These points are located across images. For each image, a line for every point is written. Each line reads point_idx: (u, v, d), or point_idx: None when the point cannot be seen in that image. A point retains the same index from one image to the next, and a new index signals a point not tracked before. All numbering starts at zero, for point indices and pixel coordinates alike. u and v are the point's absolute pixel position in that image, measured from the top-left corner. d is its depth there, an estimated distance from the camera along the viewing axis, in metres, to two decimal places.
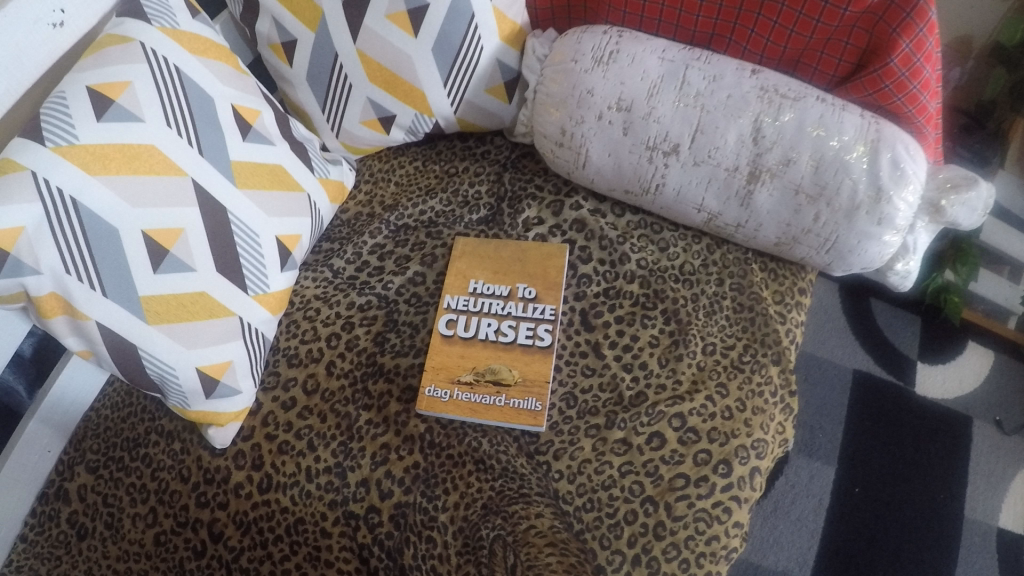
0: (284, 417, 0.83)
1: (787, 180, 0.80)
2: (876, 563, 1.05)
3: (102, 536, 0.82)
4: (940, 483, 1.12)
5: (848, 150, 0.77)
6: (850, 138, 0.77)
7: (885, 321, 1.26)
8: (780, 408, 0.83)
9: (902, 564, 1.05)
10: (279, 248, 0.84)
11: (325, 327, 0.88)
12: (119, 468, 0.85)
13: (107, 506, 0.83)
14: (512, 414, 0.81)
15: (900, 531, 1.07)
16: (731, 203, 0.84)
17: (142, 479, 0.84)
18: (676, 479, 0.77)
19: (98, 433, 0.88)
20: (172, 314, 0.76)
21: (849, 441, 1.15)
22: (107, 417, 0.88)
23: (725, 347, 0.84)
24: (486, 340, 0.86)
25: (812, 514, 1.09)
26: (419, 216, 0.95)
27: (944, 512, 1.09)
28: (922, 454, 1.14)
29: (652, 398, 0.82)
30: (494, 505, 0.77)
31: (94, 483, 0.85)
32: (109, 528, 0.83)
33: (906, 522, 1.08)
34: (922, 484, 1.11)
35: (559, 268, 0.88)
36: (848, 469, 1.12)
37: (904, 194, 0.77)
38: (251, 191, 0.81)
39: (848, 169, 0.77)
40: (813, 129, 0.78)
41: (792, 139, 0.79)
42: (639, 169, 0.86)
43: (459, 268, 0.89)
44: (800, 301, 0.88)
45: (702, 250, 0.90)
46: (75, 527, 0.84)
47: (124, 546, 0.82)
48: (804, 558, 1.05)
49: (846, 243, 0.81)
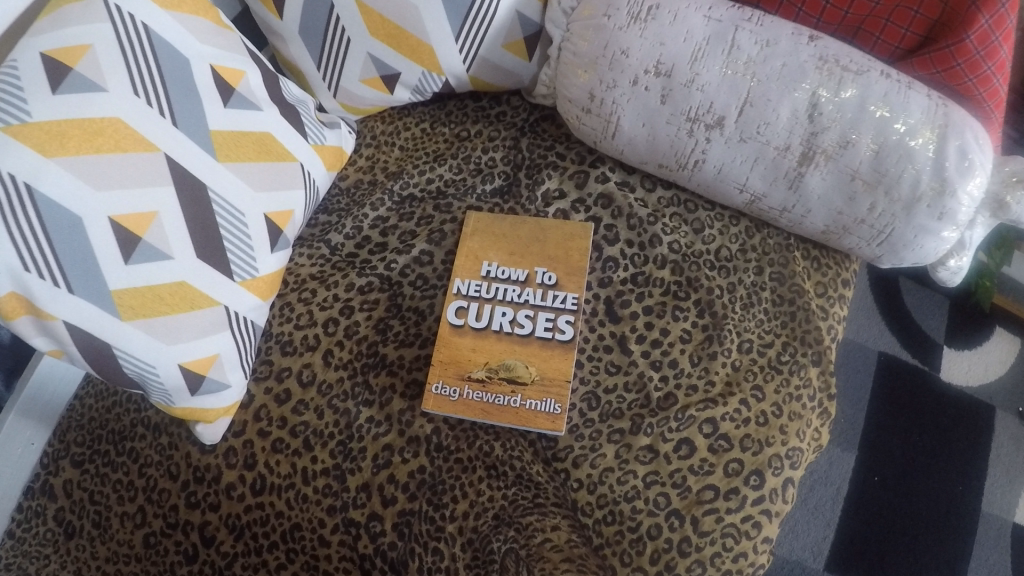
0: (278, 412, 0.76)
1: (843, 164, 0.70)
2: (893, 556, 1.00)
3: (91, 535, 0.77)
4: (960, 474, 1.06)
5: (913, 135, 0.68)
6: (916, 120, 0.68)
7: (911, 303, 1.19)
8: (817, 413, 0.76)
9: (920, 558, 1.00)
10: (268, 227, 0.76)
11: (321, 311, 0.80)
12: (105, 463, 0.79)
13: (94, 504, 0.78)
14: (529, 418, 0.74)
15: (918, 524, 1.02)
16: (779, 184, 0.74)
17: (128, 475, 0.78)
18: (704, 491, 0.71)
19: (83, 423, 0.82)
20: (148, 308, 0.67)
21: (870, 426, 1.09)
22: (92, 407, 0.83)
23: (762, 344, 0.77)
24: (500, 331, 0.78)
25: (831, 501, 1.04)
26: (427, 185, 0.86)
27: (964, 504, 1.04)
28: (944, 442, 1.08)
29: (682, 401, 0.75)
30: (506, 516, 0.71)
31: (79, 478, 0.80)
32: (96, 527, 0.77)
33: (925, 515, 1.03)
34: (942, 475, 1.06)
35: (582, 252, 0.80)
36: (868, 455, 1.06)
37: (969, 187, 0.68)
38: (235, 165, 0.72)
39: (912, 157, 0.68)
40: (876, 108, 0.69)
41: (852, 120, 0.69)
42: (677, 142, 0.76)
43: (471, 248, 0.81)
44: (843, 294, 0.80)
45: (740, 233, 0.81)
46: (62, 525, 0.79)
47: (113, 546, 0.77)
48: (819, 548, 1.01)
49: (904, 237, 0.72)
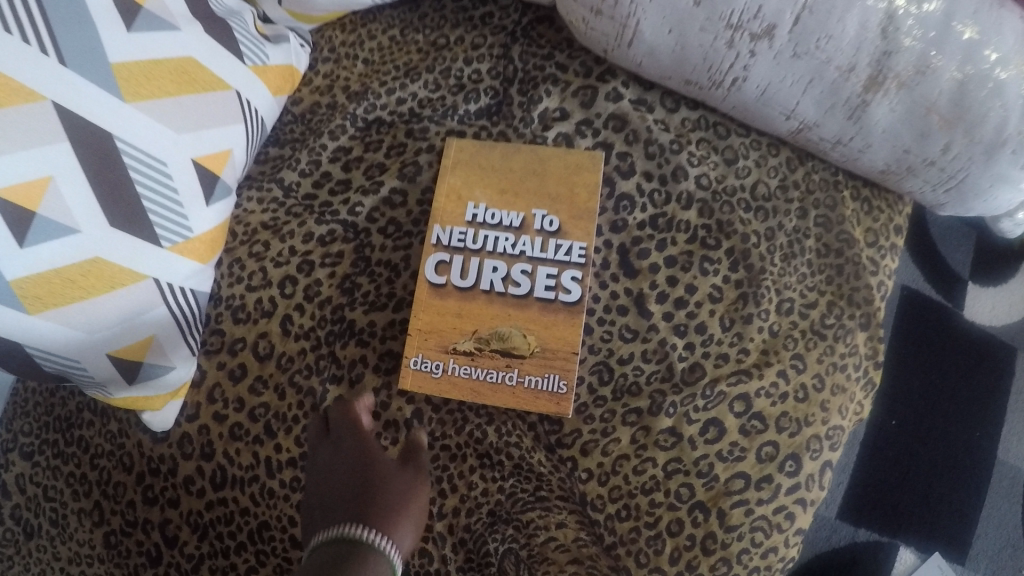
0: (234, 392, 0.65)
1: (919, 94, 0.57)
2: (905, 506, 0.90)
3: (51, 534, 0.68)
4: (979, 418, 0.93)
5: (1005, 65, 0.55)
6: (1010, 48, 0.55)
7: (936, 231, 1.00)
8: (861, 383, 0.66)
9: (934, 508, 0.90)
10: (200, 175, 0.61)
11: (276, 268, 0.66)
12: (55, 454, 0.69)
13: (49, 501, 0.69)
14: (528, 400, 0.62)
15: (935, 472, 0.91)
16: (836, 114, 0.61)
17: (80, 468, 0.68)
18: (733, 481, 0.61)
19: (29, 409, 0.72)
20: (60, 297, 0.55)
21: (890, 364, 0.94)
22: (36, 391, 0.72)
23: (805, 304, 0.65)
24: (490, 292, 0.64)
25: (847, 445, 0.92)
26: (397, 106, 0.69)
27: (985, 451, 0.92)
28: (968, 383, 0.94)
29: (711, 373, 0.63)
30: (503, 512, 0.62)
31: (30, 471, 0.70)
32: (54, 526, 0.68)
33: (941, 463, 0.91)
34: (962, 420, 0.93)
35: (592, 190, 0.66)
36: (886, 397, 0.93)
37: None
38: (151, 105, 0.57)
39: (1002, 93, 0.55)
40: (964, 28, 0.55)
41: (935, 39, 0.55)
42: (712, 54, 0.61)
43: (452, 186, 0.67)
44: (895, 243, 0.68)
45: (780, 165, 0.68)
46: (21, 525, 0.70)
47: (74, 547, 0.67)
48: (831, 496, 0.90)
49: (979, 182, 0.61)
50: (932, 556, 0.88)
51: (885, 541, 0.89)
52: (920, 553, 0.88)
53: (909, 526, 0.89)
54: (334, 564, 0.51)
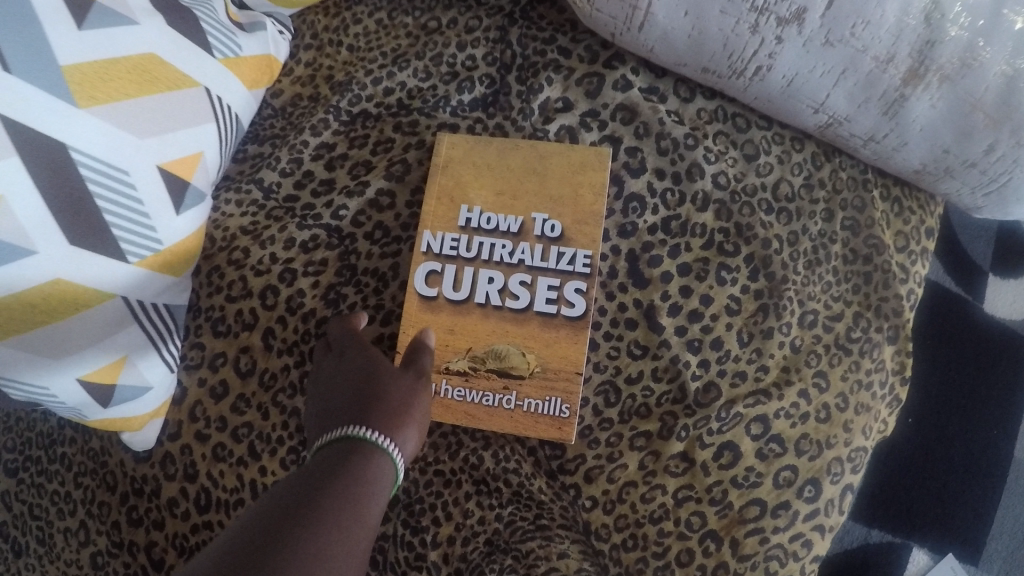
0: (215, 411, 0.60)
1: (963, 90, 0.51)
2: (919, 505, 0.82)
3: (37, 554, 0.63)
4: (1001, 414, 0.84)
5: None
6: None
7: (955, 220, 0.90)
8: (886, 401, 0.60)
9: (949, 508, 0.82)
10: (167, 181, 0.56)
11: (257, 277, 0.60)
12: (38, 472, 0.64)
13: (34, 520, 0.63)
14: (527, 424, 0.58)
15: (951, 471, 0.82)
16: (869, 109, 0.54)
17: (65, 486, 0.63)
18: (748, 508, 0.56)
19: (7, 423, 0.66)
20: (18, 321, 0.51)
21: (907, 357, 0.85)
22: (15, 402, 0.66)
23: (829, 317, 0.60)
24: (486, 306, 0.59)
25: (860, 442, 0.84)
26: (384, 97, 0.64)
27: (1005, 449, 0.83)
28: (988, 379, 0.84)
29: (727, 394, 0.58)
30: (501, 541, 0.57)
31: (16, 489, 0.65)
32: (41, 545, 0.63)
33: (957, 461, 0.83)
34: (981, 416, 0.84)
35: (597, 192, 0.60)
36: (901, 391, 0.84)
37: None
38: (110, 108, 0.52)
39: None
40: (1015, 18, 0.48)
41: (985, 28, 0.49)
42: (733, 40, 0.54)
43: (444, 186, 0.61)
44: (926, 246, 0.62)
45: (805, 161, 0.61)
46: (7, 542, 0.64)
47: (61, 567, 0.62)
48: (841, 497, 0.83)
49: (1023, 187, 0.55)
50: (945, 557, 0.81)
51: (898, 541, 0.81)
52: (934, 554, 0.81)
53: (924, 526, 0.81)
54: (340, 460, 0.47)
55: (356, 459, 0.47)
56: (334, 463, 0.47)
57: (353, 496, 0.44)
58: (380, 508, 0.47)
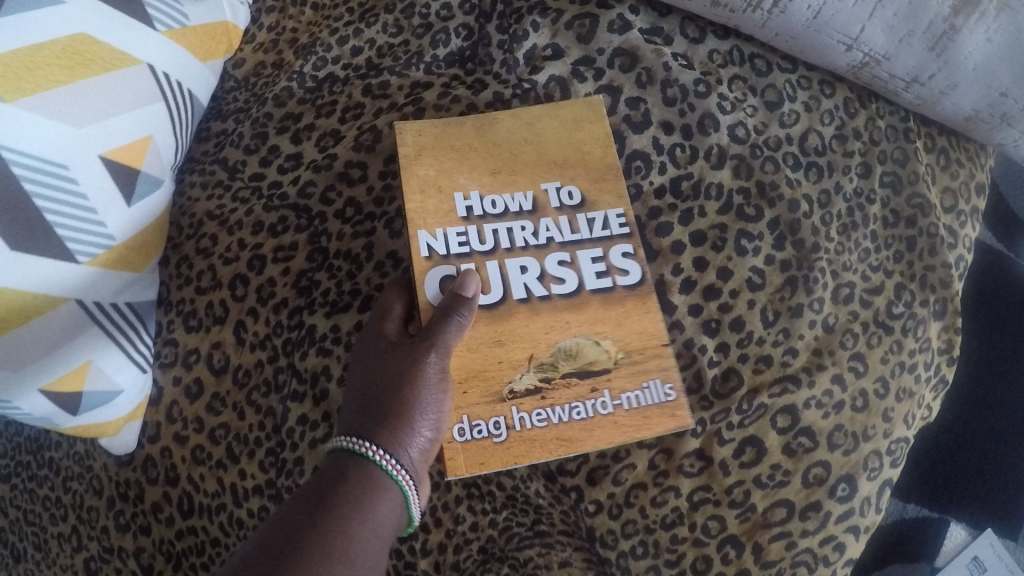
0: (192, 411, 0.55)
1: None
2: (956, 477, 0.71)
3: (35, 560, 0.62)
4: None
5: None
6: None
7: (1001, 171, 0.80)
8: (931, 384, 0.53)
9: (987, 480, 0.71)
10: (112, 172, 0.50)
11: (225, 266, 0.56)
12: (30, 477, 0.62)
13: (30, 525, 0.62)
14: (637, 424, 0.47)
15: (994, 441, 0.71)
16: (915, 43, 0.48)
17: (55, 491, 0.61)
18: (773, 510, 0.49)
19: None
20: None
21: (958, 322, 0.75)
22: None
23: (868, 289, 0.52)
24: (531, 299, 0.49)
25: None
26: (352, 58, 0.59)
27: None
28: None
29: (749, 382, 0.50)
30: (496, 550, 0.51)
31: (11, 494, 0.63)
32: (38, 551, 0.62)
33: (1000, 431, 0.71)
34: None
35: (604, 144, 0.52)
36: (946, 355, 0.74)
37: None
38: (46, 100, 0.46)
39: None
40: None
41: None
42: None
43: (425, 177, 0.51)
44: (977, 205, 0.55)
45: (837, 108, 0.54)
46: (7, 548, 0.63)
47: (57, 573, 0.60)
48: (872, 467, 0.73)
49: None
50: (984, 533, 0.71)
51: (934, 516, 0.71)
52: (972, 529, 0.71)
53: (964, 500, 0.71)
54: (329, 489, 0.40)
55: (322, 529, 0.38)
56: (287, 545, 0.37)
57: (343, 529, 0.38)
58: (381, 526, 0.41)
